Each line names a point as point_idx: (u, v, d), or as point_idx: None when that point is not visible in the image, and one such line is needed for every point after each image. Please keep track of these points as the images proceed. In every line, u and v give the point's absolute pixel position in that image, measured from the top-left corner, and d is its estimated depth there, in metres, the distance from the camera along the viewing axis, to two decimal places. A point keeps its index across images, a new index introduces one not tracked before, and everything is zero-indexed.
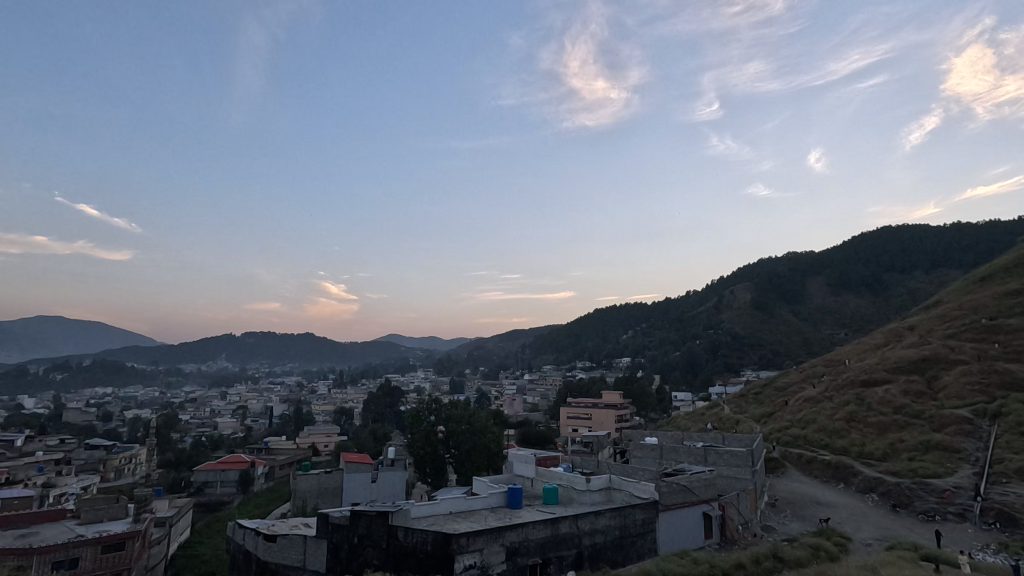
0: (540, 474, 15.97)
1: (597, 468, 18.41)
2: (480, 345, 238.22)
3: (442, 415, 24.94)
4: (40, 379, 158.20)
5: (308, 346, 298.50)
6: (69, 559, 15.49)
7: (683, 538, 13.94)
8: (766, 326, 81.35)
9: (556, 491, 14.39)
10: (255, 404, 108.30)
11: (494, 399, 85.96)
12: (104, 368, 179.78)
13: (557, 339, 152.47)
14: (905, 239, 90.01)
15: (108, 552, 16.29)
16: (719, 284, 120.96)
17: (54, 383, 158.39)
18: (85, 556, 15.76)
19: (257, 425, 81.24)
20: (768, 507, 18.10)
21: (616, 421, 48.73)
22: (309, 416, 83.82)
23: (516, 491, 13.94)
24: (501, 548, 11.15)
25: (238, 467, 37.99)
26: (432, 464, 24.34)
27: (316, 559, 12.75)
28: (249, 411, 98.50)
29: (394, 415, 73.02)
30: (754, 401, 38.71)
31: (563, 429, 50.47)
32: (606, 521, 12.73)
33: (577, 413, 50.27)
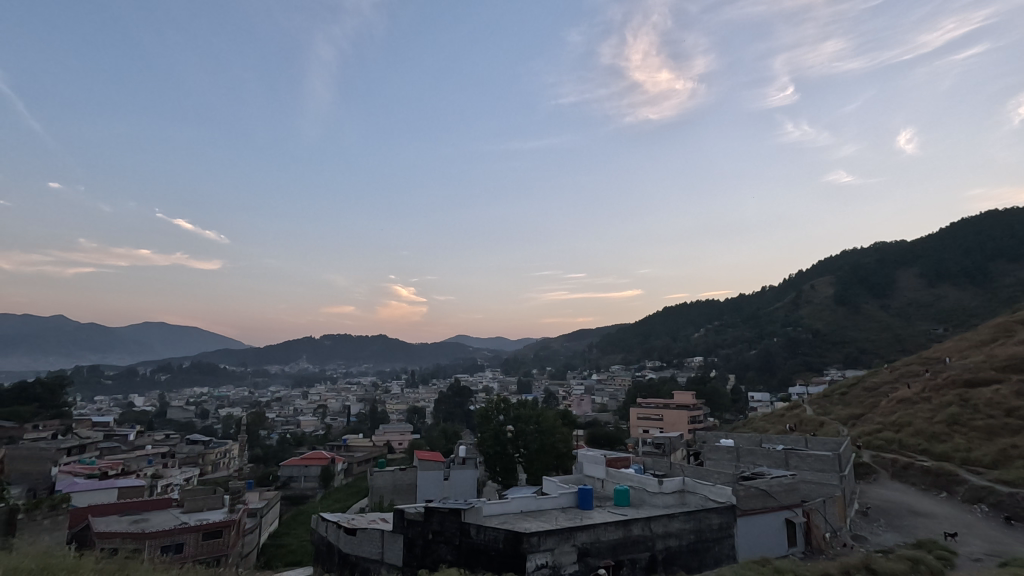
0: (611, 475, 15.81)
1: (670, 470, 17.98)
2: (547, 345, 237.89)
3: (511, 414, 25.16)
4: (148, 380, 174.40)
5: (381, 348, 310.32)
6: (175, 544, 16.96)
7: (763, 545, 13.34)
8: (851, 322, 76.15)
9: (627, 492, 14.20)
10: (333, 403, 113.58)
11: (561, 399, 85.75)
12: (200, 369, 195.36)
13: (625, 339, 149.82)
14: (1014, 224, 81.23)
15: (208, 539, 17.71)
16: (798, 278, 114.50)
17: (158, 384, 173.98)
18: (188, 541, 17.21)
19: (336, 424, 85.39)
20: (858, 515, 16.96)
21: (689, 422, 47.33)
22: (384, 414, 87.10)
23: (586, 492, 13.88)
24: (572, 548, 11.16)
25: (319, 463, 40.26)
26: (501, 463, 24.59)
27: (392, 553, 13.23)
28: (329, 409, 103.73)
29: (464, 414, 74.49)
30: (840, 402, 36.32)
31: (634, 430, 49.64)
32: (680, 525, 12.43)
33: (648, 413, 49.30)
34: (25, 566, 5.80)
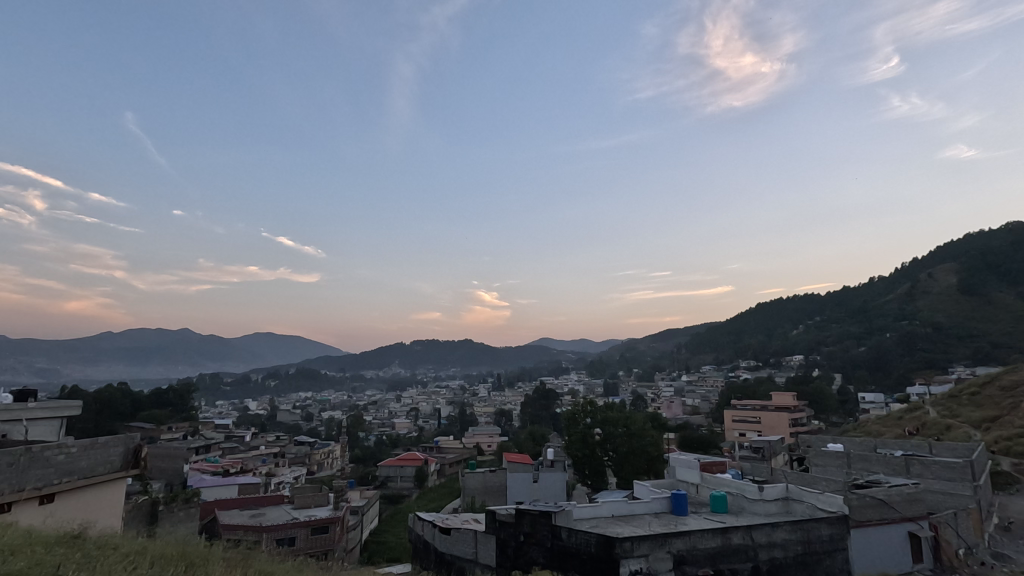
0: (706, 480, 15.18)
1: (771, 476, 16.96)
2: (633, 346, 232.45)
3: (598, 417, 24.90)
4: (260, 385, 190.18)
5: (467, 352, 317.97)
6: (288, 537, 18.34)
7: (883, 560, 12.21)
8: (980, 313, 67.90)
9: (724, 499, 13.56)
10: (425, 406, 117.97)
11: (650, 401, 83.41)
12: (304, 375, 210.33)
13: (717, 338, 143.16)
14: None
15: (316, 534, 18.95)
16: (912, 267, 103.87)
17: (269, 389, 189.55)
18: (299, 536, 18.53)
19: (428, 426, 88.53)
20: (998, 531, 15.07)
21: (790, 425, 44.32)
22: (473, 417, 89.14)
23: (681, 497, 13.42)
24: (668, 555, 10.82)
25: (414, 464, 41.98)
26: (590, 466, 24.41)
27: (486, 554, 13.48)
28: (421, 412, 107.76)
29: (551, 416, 74.53)
30: (970, 403, 32.45)
31: (729, 433, 47.28)
32: (785, 535, 11.69)
33: (744, 416, 46.78)
34: (169, 550, 6.57)
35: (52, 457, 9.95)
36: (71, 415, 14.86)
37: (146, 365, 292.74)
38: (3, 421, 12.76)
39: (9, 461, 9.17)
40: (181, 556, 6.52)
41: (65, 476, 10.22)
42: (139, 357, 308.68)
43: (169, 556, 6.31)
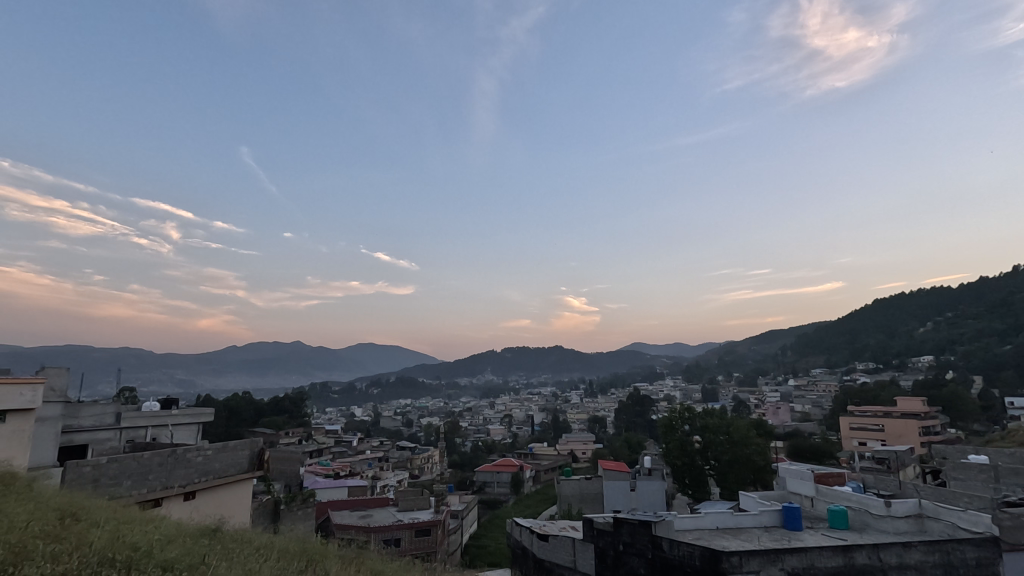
0: (822, 493, 14.02)
1: (899, 490, 15.31)
2: (733, 349, 220.18)
3: (697, 424, 23.82)
4: (364, 393, 201.84)
5: (558, 359, 317.32)
6: (394, 538, 19.29)
7: None
8: None
9: (845, 514, 12.45)
10: (518, 413, 118.99)
11: (754, 408, 78.50)
12: (403, 383, 220.22)
13: (828, 339, 131.99)
14: None
15: (419, 536, 19.74)
16: None
17: (372, 397, 200.73)
18: (404, 537, 19.42)
19: (522, 433, 89.32)
20: None
21: (921, 434, 39.74)
22: (566, 424, 88.69)
23: (793, 511, 12.53)
24: (781, 572, 10.12)
25: (509, 470, 42.53)
26: (690, 475, 23.40)
27: (585, 562, 13.37)
28: (514, 419, 108.96)
29: (646, 423, 72.36)
30: None
31: (847, 442, 43.30)
32: (919, 556, 10.53)
33: (865, 423, 42.61)
34: (292, 546, 7.15)
35: (192, 459, 11.19)
36: (206, 421, 16.66)
37: (266, 375, 320.95)
38: (153, 425, 14.57)
39: (158, 461, 10.44)
40: (301, 551, 7.06)
41: (203, 475, 11.45)
42: (260, 368, 339.20)
43: (293, 551, 6.87)
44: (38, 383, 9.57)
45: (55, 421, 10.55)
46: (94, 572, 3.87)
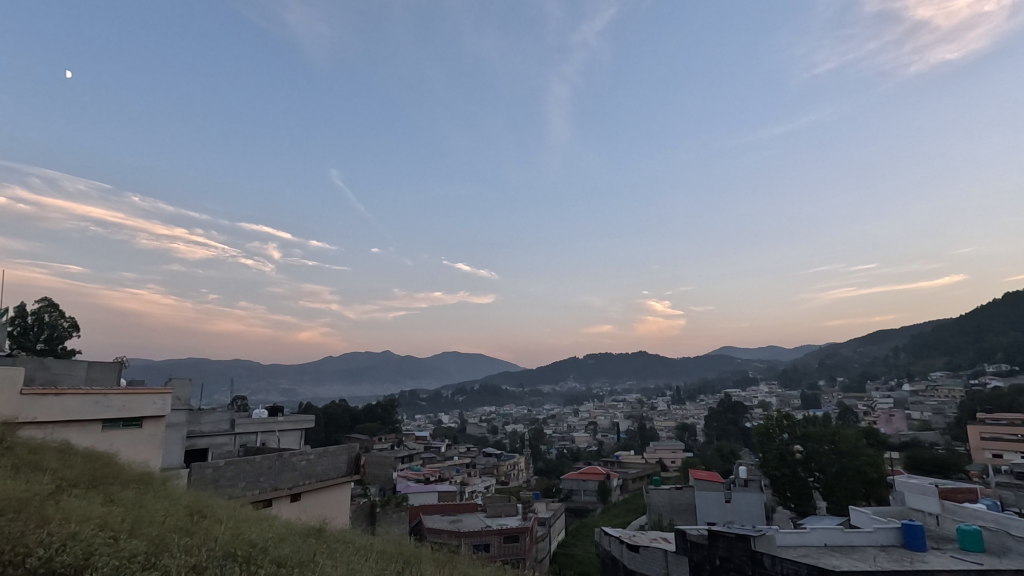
0: (950, 511, 12.63)
1: None
2: (836, 352, 203.92)
3: (797, 432, 22.33)
4: (449, 400, 207.50)
5: (643, 365, 309.15)
6: (484, 543, 19.60)
7: None
8: None
9: (978, 534, 11.14)
10: (603, 420, 117.03)
11: (863, 415, 72.16)
12: (488, 391, 223.62)
13: (948, 339, 118.88)
14: None
15: (508, 542, 19.92)
16: None
17: (458, 404, 205.77)
18: (493, 542, 19.69)
19: (608, 441, 87.74)
20: None
21: None
22: (653, 431, 86.10)
23: (915, 529, 11.37)
24: None
25: (596, 478, 41.90)
26: (792, 487, 21.92)
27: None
28: (599, 426, 107.34)
29: (740, 432, 68.67)
30: None
31: (977, 454, 38.65)
32: None
33: (998, 433, 37.84)
34: (389, 549, 7.46)
35: (296, 463, 12.02)
36: (308, 428, 17.83)
37: (359, 383, 338.51)
38: (262, 431, 15.81)
39: (268, 464, 11.31)
40: (398, 553, 7.37)
41: (307, 478, 12.26)
42: (353, 377, 358.48)
43: (389, 553, 7.14)
44: (166, 393, 10.67)
45: (181, 427, 11.72)
46: (219, 564, 4.28)
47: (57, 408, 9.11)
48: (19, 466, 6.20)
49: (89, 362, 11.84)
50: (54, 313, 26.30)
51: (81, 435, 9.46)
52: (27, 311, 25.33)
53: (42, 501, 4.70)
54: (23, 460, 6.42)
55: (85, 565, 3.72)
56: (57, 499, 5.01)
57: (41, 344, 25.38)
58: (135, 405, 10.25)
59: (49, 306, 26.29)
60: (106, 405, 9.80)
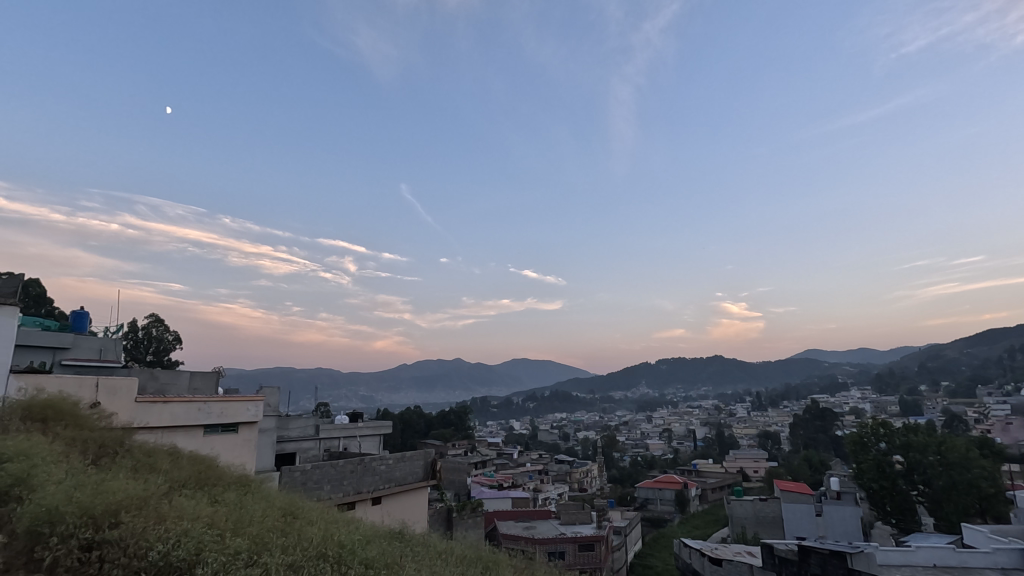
0: None
1: None
2: (939, 354, 186.02)
3: (896, 442, 20.56)
4: (520, 407, 208.32)
5: (719, 370, 296.47)
6: (559, 551, 19.47)
7: None
8: None
9: None
10: (678, 427, 113.18)
11: (973, 424, 65.30)
12: (558, 398, 221.85)
13: None
14: None
15: (583, 550, 19.67)
16: None
17: (529, 410, 205.82)
18: (568, 550, 19.51)
19: (685, 448, 84.80)
20: None
21: None
22: (732, 439, 82.32)
23: None
24: None
25: (673, 487, 40.50)
26: (892, 501, 20.27)
27: None
28: (675, 434, 103.92)
29: (830, 440, 64.17)
30: None
31: None
32: None
33: None
34: (468, 553, 7.57)
35: (376, 467, 12.50)
36: (386, 434, 18.45)
37: (432, 390, 347.16)
38: (345, 436, 16.56)
39: (350, 468, 11.82)
40: (477, 558, 7.49)
41: (386, 482, 12.71)
42: (427, 384, 367.90)
43: (469, 558, 7.27)
44: (258, 399, 11.43)
45: (272, 432, 12.50)
46: (312, 563, 4.53)
47: (166, 416, 10.00)
48: (138, 466, 6.90)
49: (191, 372, 12.90)
50: (160, 327, 28.88)
51: (186, 439, 10.32)
52: (138, 326, 27.99)
53: (158, 500, 5.17)
54: (141, 461, 7.13)
55: (196, 561, 4.06)
56: (171, 498, 5.51)
57: (150, 357, 27.95)
58: (232, 411, 11.04)
59: (156, 321, 28.92)
60: (207, 411, 10.64)
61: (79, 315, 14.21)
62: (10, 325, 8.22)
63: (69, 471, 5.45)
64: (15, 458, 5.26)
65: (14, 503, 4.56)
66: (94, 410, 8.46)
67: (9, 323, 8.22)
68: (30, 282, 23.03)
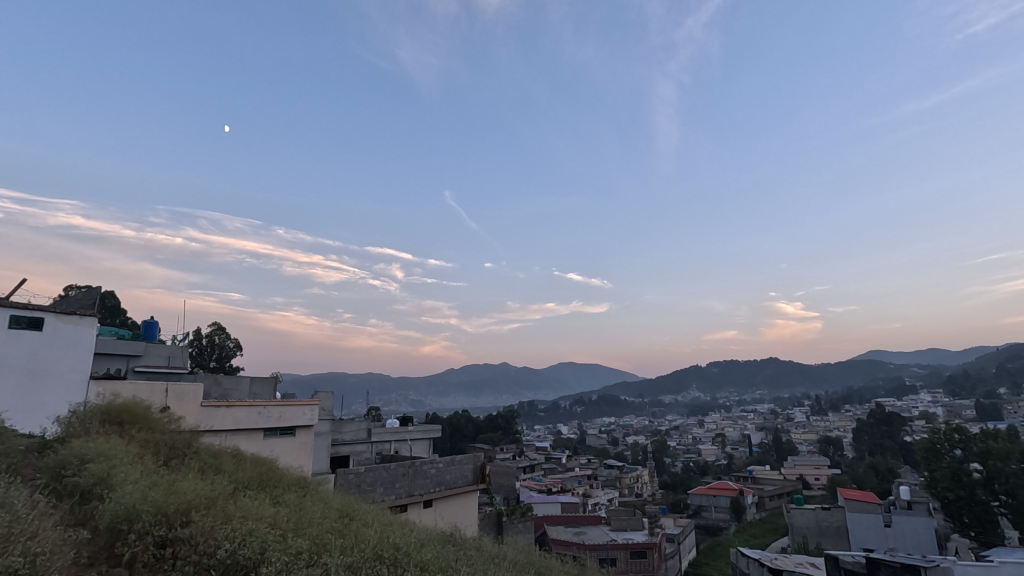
0: None
1: None
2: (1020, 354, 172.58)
3: (973, 448, 19.30)
4: (568, 411, 207.07)
5: (774, 372, 285.63)
6: (610, 558, 19.20)
7: None
8: None
9: None
10: (732, 432, 109.60)
11: None
12: (606, 402, 218.77)
13: None
14: None
15: (635, 558, 19.30)
16: None
17: (577, 415, 204.44)
18: (620, 557, 19.20)
19: (739, 454, 81.99)
20: None
21: None
22: (790, 444, 79.09)
23: None
24: None
25: (728, 494, 39.20)
26: (971, 512, 18.92)
27: None
28: (728, 439, 100.83)
29: (898, 446, 60.61)
30: None
31: None
32: None
33: None
34: (520, 557, 7.60)
35: (427, 470, 12.68)
36: (436, 438, 18.65)
37: (480, 395, 350.18)
38: (395, 440, 16.91)
39: (402, 471, 12.05)
40: (529, 563, 7.48)
41: (437, 486, 12.86)
42: (474, 388, 371.27)
43: (521, 563, 7.25)
44: (314, 404, 11.78)
45: (327, 435, 12.86)
46: (370, 564, 4.64)
47: (229, 420, 10.48)
48: (205, 467, 7.26)
49: (251, 377, 13.46)
50: (222, 335, 30.32)
51: (248, 442, 10.78)
52: (202, 335, 29.47)
53: (225, 500, 5.41)
54: (208, 462, 7.50)
55: (262, 559, 4.20)
56: (236, 499, 5.76)
57: (213, 363, 29.37)
58: (290, 415, 11.45)
59: (218, 329, 30.37)
60: (266, 416, 11.06)
61: (150, 324, 15.08)
62: (89, 334, 8.80)
63: (144, 472, 5.78)
64: (95, 459, 5.62)
65: (96, 502, 4.88)
66: (164, 414, 8.95)
67: (89, 333, 8.81)
68: (106, 294, 24.62)
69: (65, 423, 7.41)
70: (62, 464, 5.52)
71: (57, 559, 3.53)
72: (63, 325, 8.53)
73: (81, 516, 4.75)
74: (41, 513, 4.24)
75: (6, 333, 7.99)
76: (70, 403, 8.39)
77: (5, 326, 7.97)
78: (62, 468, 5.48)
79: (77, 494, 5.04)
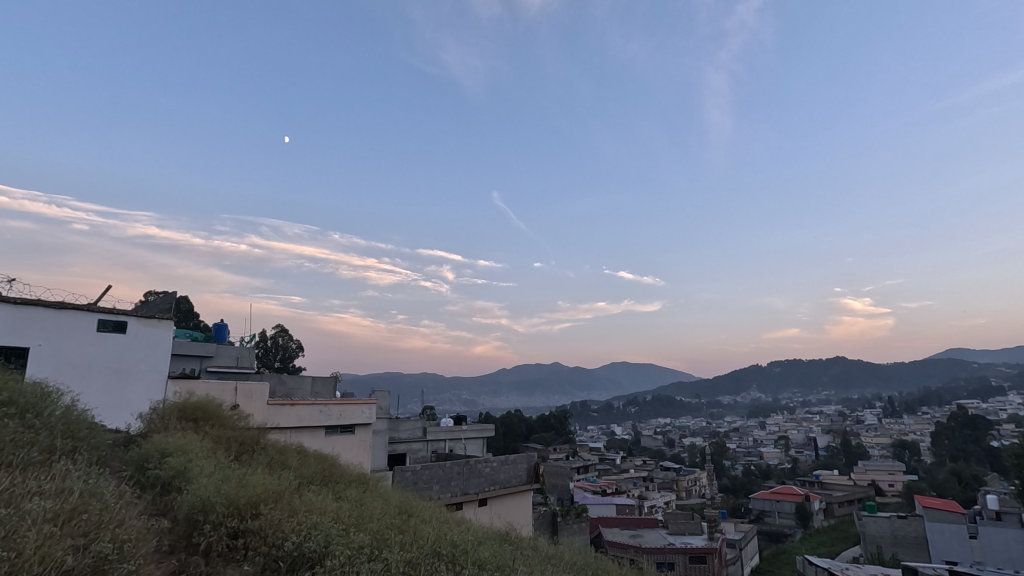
0: None
1: None
2: None
3: None
4: (622, 412, 203.32)
5: (841, 372, 270.88)
6: (668, 562, 18.74)
7: None
8: None
9: None
10: (797, 436, 104.15)
11: None
12: (662, 402, 213.61)
13: None
14: None
15: (695, 563, 18.74)
16: None
17: (631, 415, 200.55)
18: (678, 561, 18.71)
19: (805, 458, 77.99)
20: None
21: None
22: (861, 448, 74.82)
23: None
24: None
25: (793, 499, 37.50)
26: None
27: None
28: (793, 442, 96.26)
29: (982, 452, 56.27)
30: None
31: None
32: None
33: None
34: (577, 559, 7.53)
35: (481, 469, 12.80)
36: (489, 437, 18.73)
37: (533, 395, 350.05)
38: (450, 438, 17.16)
39: (457, 469, 12.21)
40: (587, 564, 7.38)
41: (492, 485, 12.95)
42: (527, 388, 370.74)
43: (579, 564, 7.17)
44: (371, 403, 12.11)
45: (384, 433, 13.18)
46: (428, 560, 4.69)
47: (293, 417, 10.93)
48: (273, 463, 7.59)
49: (313, 377, 14.03)
50: (285, 336, 31.69)
51: (310, 439, 11.19)
52: (267, 336, 30.92)
53: (291, 494, 5.63)
54: (273, 458, 7.80)
55: (326, 552, 4.33)
56: (302, 493, 5.98)
57: (277, 364, 30.71)
58: (349, 413, 11.81)
59: (282, 331, 31.74)
60: (327, 414, 11.44)
61: (220, 326, 15.91)
62: (166, 337, 9.38)
63: (217, 465, 6.10)
64: (173, 453, 5.98)
65: (175, 492, 5.20)
66: (234, 412, 9.39)
67: (166, 335, 9.39)
68: (181, 299, 26.28)
69: (148, 419, 7.90)
70: (145, 457, 5.89)
71: (141, 546, 3.76)
72: (143, 328, 9.13)
73: (162, 505, 5.07)
74: (128, 503, 4.53)
75: (94, 336, 8.62)
76: (150, 401, 8.97)
77: (92, 328, 8.59)
78: (146, 461, 5.86)
79: (158, 486, 5.37)
